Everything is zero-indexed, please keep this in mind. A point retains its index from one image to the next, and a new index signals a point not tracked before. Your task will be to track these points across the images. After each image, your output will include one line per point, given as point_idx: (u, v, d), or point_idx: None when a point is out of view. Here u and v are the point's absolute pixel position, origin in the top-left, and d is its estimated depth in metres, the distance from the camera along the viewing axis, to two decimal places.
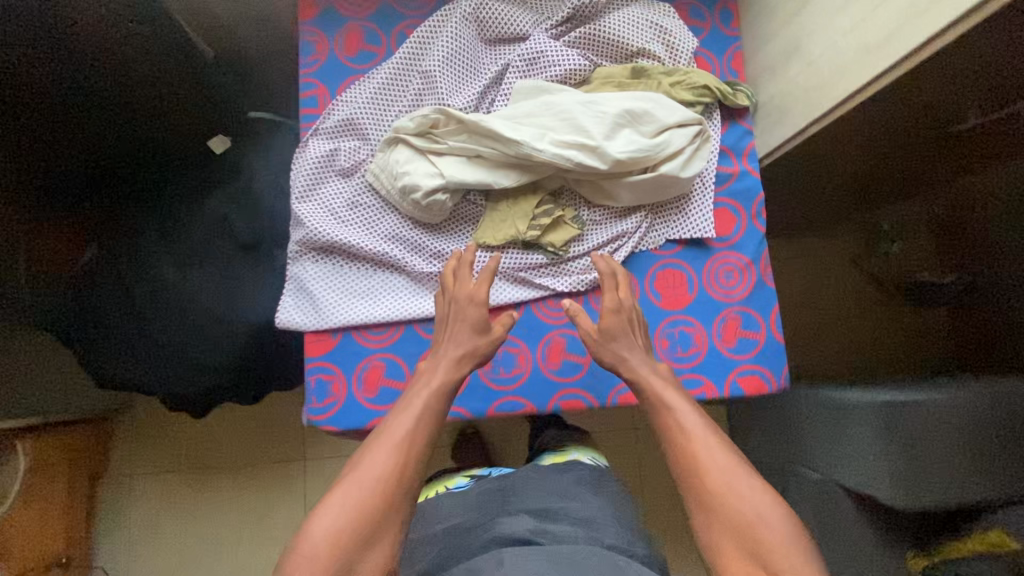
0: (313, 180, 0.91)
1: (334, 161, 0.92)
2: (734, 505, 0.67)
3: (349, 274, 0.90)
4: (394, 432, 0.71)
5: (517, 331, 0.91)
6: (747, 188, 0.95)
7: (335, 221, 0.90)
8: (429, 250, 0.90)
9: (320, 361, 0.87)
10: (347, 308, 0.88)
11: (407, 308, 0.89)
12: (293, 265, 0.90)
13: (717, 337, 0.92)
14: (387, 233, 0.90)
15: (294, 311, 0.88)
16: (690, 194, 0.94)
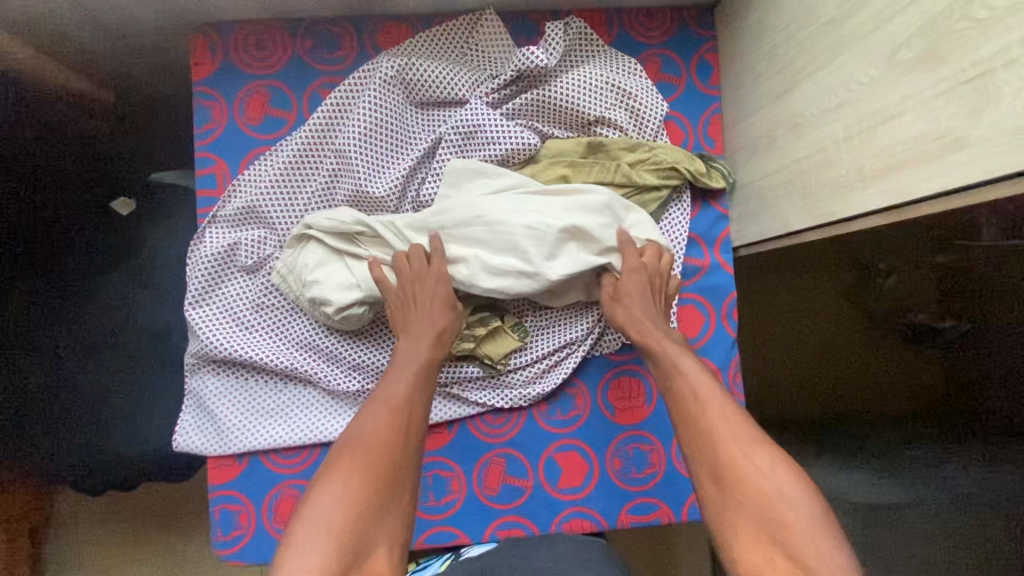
0: (211, 279, 0.79)
1: (235, 257, 0.79)
2: (754, 480, 0.59)
3: (257, 389, 0.79)
4: (362, 437, 0.63)
5: (449, 450, 0.81)
6: (719, 284, 0.82)
7: (238, 328, 0.78)
8: (348, 361, 0.79)
9: (225, 490, 0.77)
10: (253, 430, 0.78)
11: (322, 428, 0.78)
12: (191, 378, 0.79)
13: (677, 455, 0.82)
14: (299, 342, 0.79)
15: (192, 434, 0.77)
16: None
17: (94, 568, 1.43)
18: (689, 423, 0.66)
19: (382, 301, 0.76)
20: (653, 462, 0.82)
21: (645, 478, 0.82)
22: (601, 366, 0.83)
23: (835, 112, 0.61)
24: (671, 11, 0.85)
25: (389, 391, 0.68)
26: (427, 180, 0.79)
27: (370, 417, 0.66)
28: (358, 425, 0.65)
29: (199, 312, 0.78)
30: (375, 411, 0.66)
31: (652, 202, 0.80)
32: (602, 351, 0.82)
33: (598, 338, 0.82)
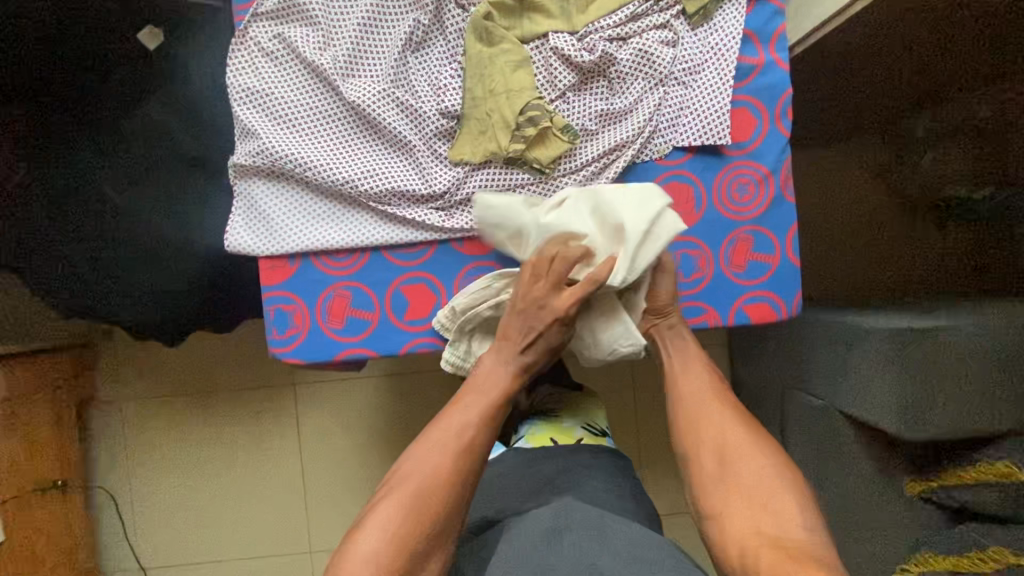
0: (254, 77, 0.77)
1: (278, 53, 0.77)
2: (749, 462, 0.70)
3: (304, 192, 0.78)
4: (432, 456, 0.69)
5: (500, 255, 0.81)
6: (772, 83, 0.80)
7: (284, 127, 0.77)
8: (396, 163, 0.78)
9: (278, 290, 0.78)
10: (303, 232, 0.77)
11: (373, 231, 0.78)
12: (239, 180, 0.78)
13: (725, 261, 0.82)
14: (347, 143, 0.77)
15: (243, 233, 0.77)
16: (706, 90, 0.79)
17: (141, 437, 1.48)
18: (694, 410, 0.76)
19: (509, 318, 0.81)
20: (700, 267, 0.82)
21: (692, 282, 0.82)
22: (654, 166, 0.80)
23: None
24: None
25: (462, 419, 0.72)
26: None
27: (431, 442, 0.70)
28: (423, 448, 0.70)
29: (243, 107, 0.76)
30: (434, 438, 0.71)
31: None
32: (652, 155, 0.80)
33: (649, 140, 0.79)
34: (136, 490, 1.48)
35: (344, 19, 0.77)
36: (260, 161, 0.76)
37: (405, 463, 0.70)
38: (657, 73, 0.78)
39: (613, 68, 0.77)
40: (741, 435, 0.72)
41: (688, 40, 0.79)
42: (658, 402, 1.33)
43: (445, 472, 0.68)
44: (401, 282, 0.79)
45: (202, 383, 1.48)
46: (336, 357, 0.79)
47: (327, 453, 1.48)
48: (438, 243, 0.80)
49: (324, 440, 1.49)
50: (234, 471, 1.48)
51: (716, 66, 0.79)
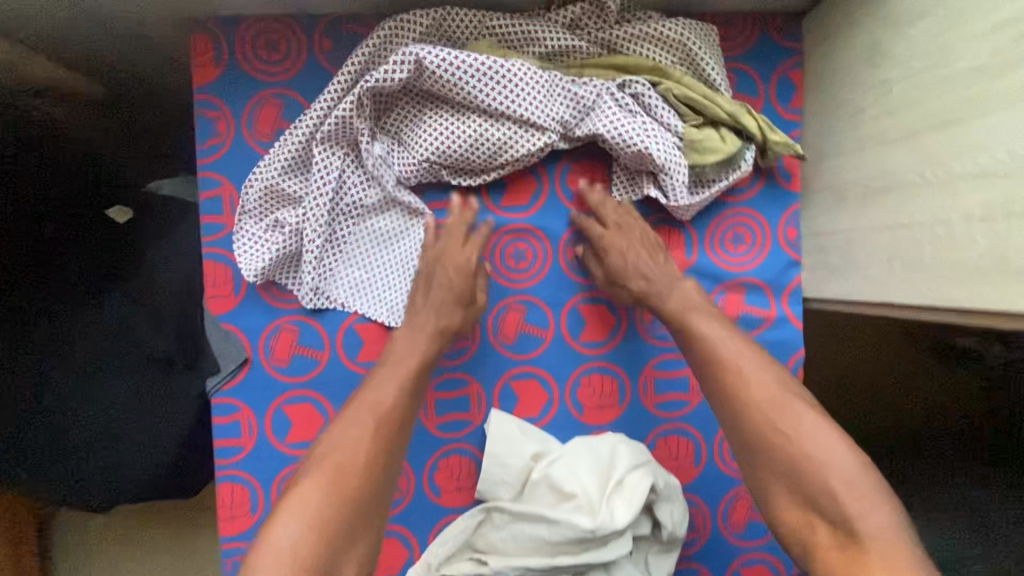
0: (257, 266, 0.69)
1: (278, 248, 0.68)
2: (797, 449, 0.55)
3: (364, 275, 0.72)
4: (347, 438, 0.57)
5: (469, 409, 0.74)
6: (784, 339, 0.74)
7: (325, 253, 0.70)
8: (388, 301, 0.72)
9: (237, 541, 0.72)
10: (378, 301, 0.72)
11: (355, 286, 0.72)
12: (218, 402, 0.72)
13: (722, 522, 0.76)
14: (356, 298, 0.72)
15: (226, 478, 0.72)
16: (665, 171, 0.67)
17: None
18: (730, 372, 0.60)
19: None
20: (697, 526, 0.76)
21: (686, 542, 0.76)
22: (649, 418, 0.75)
23: (971, 181, 0.49)
24: (750, 16, 0.73)
25: (385, 390, 0.61)
26: (454, 118, 0.66)
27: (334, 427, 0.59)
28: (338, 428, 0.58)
29: (224, 358, 0.71)
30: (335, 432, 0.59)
31: (711, 154, 0.68)
32: (589, 127, 0.67)
33: (570, 131, 0.68)
34: None
35: (342, 190, 0.69)
36: (326, 300, 0.71)
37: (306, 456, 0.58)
38: (618, 120, 0.66)
39: (588, 108, 0.67)
40: (822, 425, 0.56)
41: (680, 205, 0.69)
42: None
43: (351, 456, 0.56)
44: None
45: None
46: None
47: None
48: (413, 494, 0.74)
49: None
50: None
51: (669, 147, 0.67)
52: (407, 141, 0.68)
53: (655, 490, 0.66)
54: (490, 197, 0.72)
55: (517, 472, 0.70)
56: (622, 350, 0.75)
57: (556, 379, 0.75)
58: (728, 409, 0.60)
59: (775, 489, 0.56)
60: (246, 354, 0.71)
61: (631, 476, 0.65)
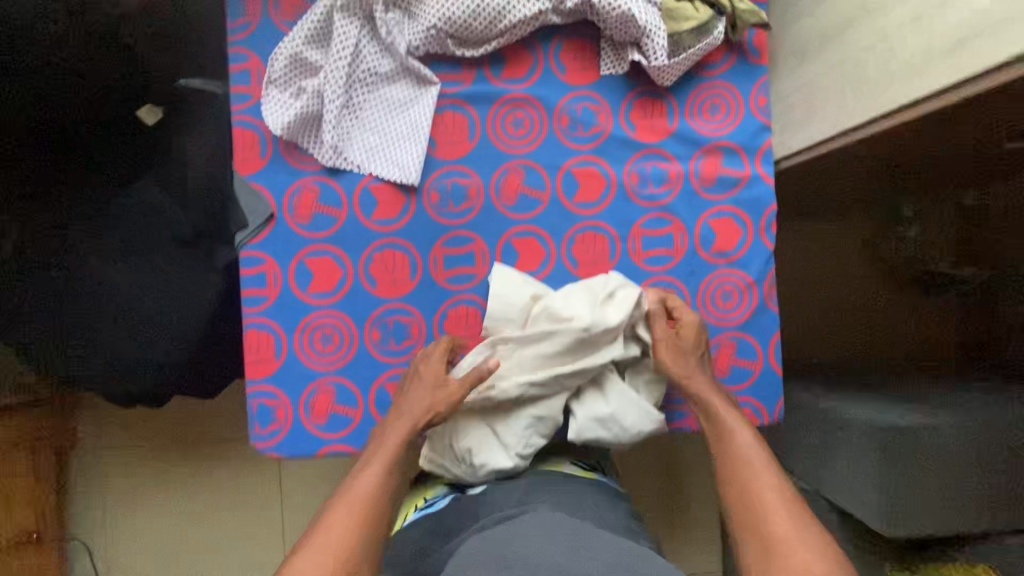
0: (283, 125, 0.76)
1: (302, 108, 0.76)
2: (785, 540, 0.59)
3: (378, 139, 0.79)
4: (356, 490, 0.66)
5: (475, 263, 0.81)
6: (758, 196, 0.82)
7: (343, 117, 0.78)
8: (398, 162, 0.79)
9: (263, 384, 0.79)
10: (389, 163, 0.79)
11: (370, 149, 0.79)
12: (245, 255, 0.79)
13: None
14: (370, 160, 0.79)
15: (252, 325, 0.79)
16: (646, 34, 0.76)
17: (119, 485, 1.48)
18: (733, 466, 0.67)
19: (506, 415, 0.77)
20: None
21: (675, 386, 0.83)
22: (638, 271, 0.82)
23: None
24: None
25: (391, 447, 0.71)
26: None
27: (348, 501, 0.65)
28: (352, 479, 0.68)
29: (251, 213, 0.78)
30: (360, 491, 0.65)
31: (684, 22, 0.77)
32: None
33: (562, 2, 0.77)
34: (110, 535, 1.47)
35: (358, 58, 0.77)
36: (344, 161, 0.78)
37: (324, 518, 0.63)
38: None
39: None
40: (806, 530, 0.59)
41: (660, 67, 0.78)
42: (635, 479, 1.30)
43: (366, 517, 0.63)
44: (386, 378, 0.81)
45: (195, 433, 1.49)
46: (317, 453, 0.80)
47: (308, 507, 1.49)
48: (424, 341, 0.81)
49: (306, 494, 1.50)
50: (217, 525, 1.48)
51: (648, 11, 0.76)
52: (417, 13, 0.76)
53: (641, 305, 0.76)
54: (491, 69, 0.80)
55: (519, 309, 0.77)
56: (612, 209, 0.82)
57: (552, 236, 0.82)
58: (743, 481, 0.66)
59: (772, 545, 0.59)
60: (270, 210, 0.78)
61: (620, 292, 0.75)
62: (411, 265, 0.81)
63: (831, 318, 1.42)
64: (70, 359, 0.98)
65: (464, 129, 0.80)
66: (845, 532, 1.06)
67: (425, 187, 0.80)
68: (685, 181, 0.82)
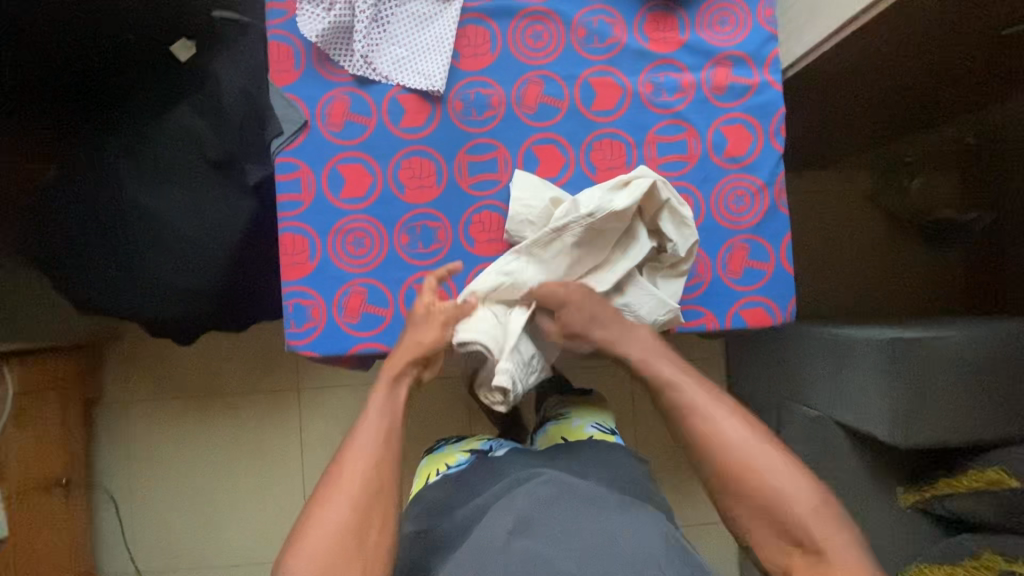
0: (318, 37, 0.81)
1: (334, 19, 0.80)
2: (782, 498, 0.67)
3: (404, 51, 0.83)
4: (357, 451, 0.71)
5: (497, 170, 0.85)
6: (767, 102, 0.86)
7: (372, 30, 0.82)
8: (425, 73, 0.83)
9: (298, 285, 0.82)
10: (416, 73, 0.83)
11: (399, 62, 0.83)
12: (280, 163, 0.83)
13: (722, 268, 0.86)
14: (398, 71, 0.83)
15: (287, 230, 0.83)
16: None
17: (145, 438, 1.51)
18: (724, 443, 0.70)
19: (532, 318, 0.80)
20: (700, 272, 0.86)
21: (692, 287, 0.86)
22: None
23: None
24: None
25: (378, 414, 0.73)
26: None
27: (354, 454, 0.70)
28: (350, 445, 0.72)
29: (286, 121, 0.82)
30: (359, 445, 0.71)
31: None
32: None
33: None
34: (135, 488, 1.50)
35: None
36: (374, 72, 0.83)
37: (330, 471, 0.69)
38: None
39: None
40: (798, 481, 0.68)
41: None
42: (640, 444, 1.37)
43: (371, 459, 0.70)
44: (414, 281, 0.84)
45: (218, 385, 1.52)
46: (348, 353, 0.83)
47: (329, 460, 1.52)
48: (450, 245, 0.84)
49: (327, 447, 1.53)
50: (238, 476, 1.51)
51: None
52: None
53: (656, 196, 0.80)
54: None
55: (538, 211, 0.81)
56: (627, 117, 0.86)
57: (570, 143, 0.86)
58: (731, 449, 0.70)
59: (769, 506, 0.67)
60: (304, 118, 0.82)
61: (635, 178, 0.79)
62: (437, 171, 0.85)
63: (840, 262, 1.45)
64: (110, 282, 1.02)
65: (485, 42, 0.85)
66: (859, 452, 1.08)
67: (450, 97, 0.84)
68: (696, 90, 0.86)
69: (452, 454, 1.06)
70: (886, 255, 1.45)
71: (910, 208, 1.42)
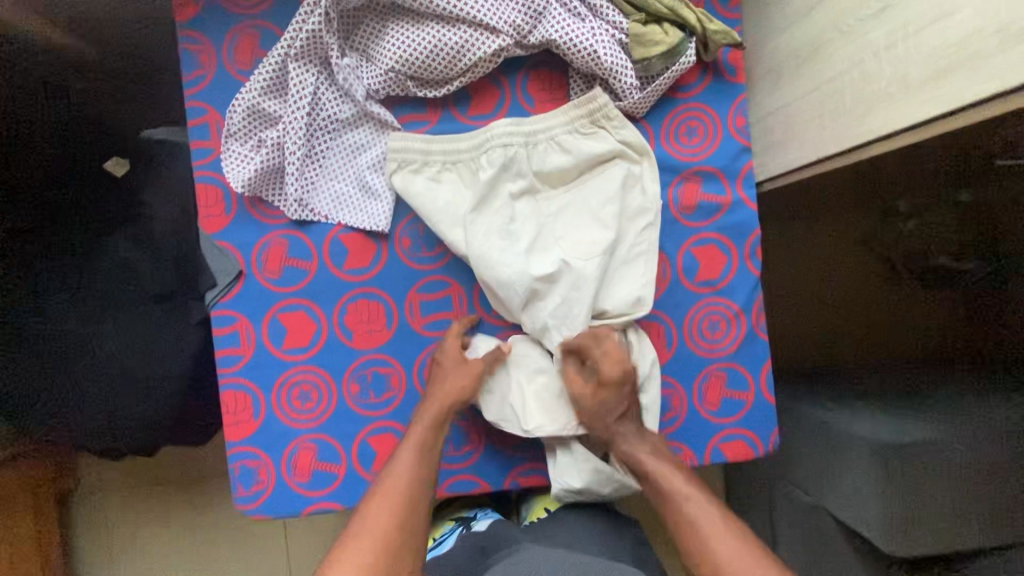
0: (247, 181, 0.74)
1: (263, 161, 0.74)
2: None
3: (343, 186, 0.77)
4: (386, 501, 0.67)
5: (452, 308, 0.79)
6: (741, 221, 0.79)
7: (307, 167, 0.75)
8: (367, 210, 0.77)
9: (243, 446, 0.77)
10: (357, 211, 0.77)
11: (339, 200, 0.77)
12: (216, 313, 0.77)
13: (698, 398, 0.81)
14: (338, 209, 0.77)
15: (228, 386, 0.77)
16: (610, 68, 0.74)
17: (126, 531, 1.48)
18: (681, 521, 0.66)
19: (494, 218, 0.73)
20: (674, 405, 0.81)
21: (666, 421, 0.80)
22: None
23: (877, 20, 0.57)
24: None
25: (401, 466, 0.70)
26: (415, 30, 0.72)
27: (381, 498, 0.67)
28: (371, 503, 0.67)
29: (220, 272, 0.76)
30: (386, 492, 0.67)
31: (655, 46, 0.74)
32: (541, 34, 0.73)
33: (524, 38, 0.74)
34: None
35: (318, 106, 0.74)
36: (310, 212, 0.76)
37: (355, 518, 0.66)
38: (563, 22, 0.73)
39: (535, 12, 0.73)
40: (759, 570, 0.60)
41: (630, 102, 0.76)
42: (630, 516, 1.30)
43: (398, 515, 0.66)
44: (368, 432, 0.78)
45: (197, 471, 1.49)
46: (302, 512, 0.78)
47: (313, 540, 1.49)
48: (404, 390, 0.79)
49: (312, 529, 1.50)
50: (221, 561, 1.48)
51: (611, 47, 0.74)
52: (377, 59, 0.73)
53: (638, 147, 0.77)
54: (456, 108, 0.77)
55: (529, 127, 0.75)
56: None
57: None
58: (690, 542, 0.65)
59: None
60: (239, 267, 0.76)
61: (624, 121, 0.77)
62: (386, 314, 0.78)
63: (831, 321, 1.38)
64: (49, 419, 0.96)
65: None
66: (853, 549, 1.03)
67: (395, 234, 0.77)
68: (663, 210, 0.79)
69: (436, 525, 1.02)
70: (879, 312, 1.38)
71: (905, 251, 1.34)
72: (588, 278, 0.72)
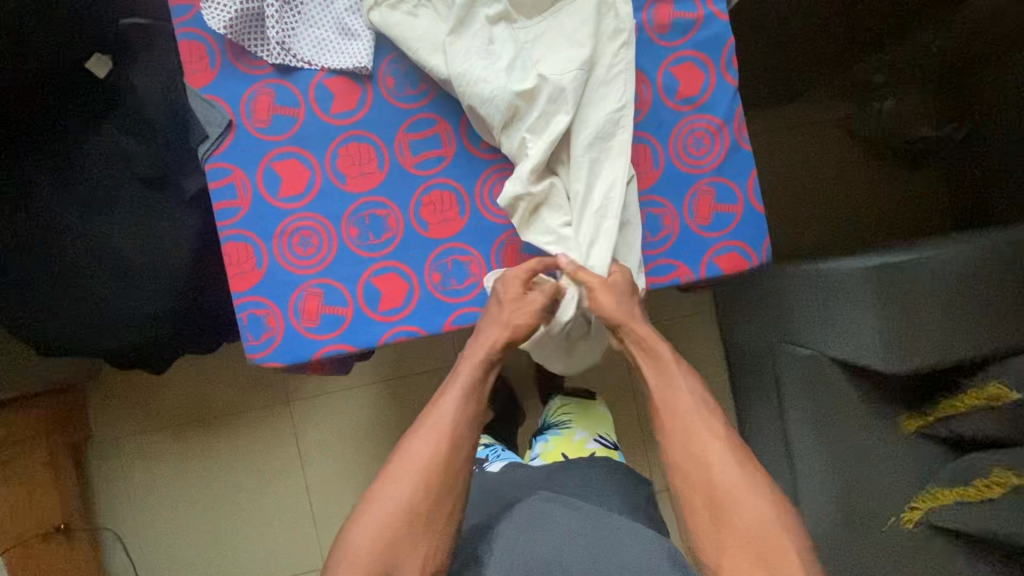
0: (228, 28, 0.75)
1: (242, 5, 0.74)
2: (748, 504, 0.64)
3: (324, 32, 0.78)
4: (429, 435, 0.69)
5: (442, 145, 0.80)
6: (713, 35, 0.82)
7: (286, 14, 0.77)
8: (349, 52, 0.78)
9: (250, 296, 0.78)
10: (339, 54, 0.78)
11: (321, 46, 0.78)
12: (208, 165, 0.78)
13: (689, 216, 0.82)
14: (320, 54, 0.78)
15: (229, 237, 0.78)
16: None
17: (141, 474, 1.48)
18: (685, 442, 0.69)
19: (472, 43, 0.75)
20: (666, 225, 0.82)
21: (660, 241, 0.82)
22: None
23: None
24: None
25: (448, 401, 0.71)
26: None
27: (430, 433, 0.69)
28: (413, 437, 0.69)
29: (210, 124, 0.77)
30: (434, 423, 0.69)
31: None
32: None
33: None
34: (138, 524, 1.47)
35: None
36: (294, 58, 0.78)
37: (401, 452, 0.68)
38: None
39: None
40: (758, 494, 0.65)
41: None
42: (637, 407, 1.30)
43: (440, 448, 0.68)
44: (372, 273, 0.80)
45: (209, 408, 1.49)
46: (312, 358, 0.79)
47: (331, 469, 1.49)
48: (403, 231, 0.80)
49: (327, 458, 1.50)
50: (240, 499, 1.48)
51: None
52: None
53: None
54: None
55: None
56: None
57: None
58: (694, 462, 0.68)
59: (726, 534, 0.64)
60: (228, 118, 0.78)
61: None
62: (378, 155, 0.80)
63: (820, 195, 1.39)
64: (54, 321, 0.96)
65: None
66: (859, 386, 1.04)
67: (378, 74, 0.79)
68: (638, 33, 0.81)
69: None
70: (866, 183, 1.39)
71: (884, 131, 1.34)
72: (566, 90, 0.74)
